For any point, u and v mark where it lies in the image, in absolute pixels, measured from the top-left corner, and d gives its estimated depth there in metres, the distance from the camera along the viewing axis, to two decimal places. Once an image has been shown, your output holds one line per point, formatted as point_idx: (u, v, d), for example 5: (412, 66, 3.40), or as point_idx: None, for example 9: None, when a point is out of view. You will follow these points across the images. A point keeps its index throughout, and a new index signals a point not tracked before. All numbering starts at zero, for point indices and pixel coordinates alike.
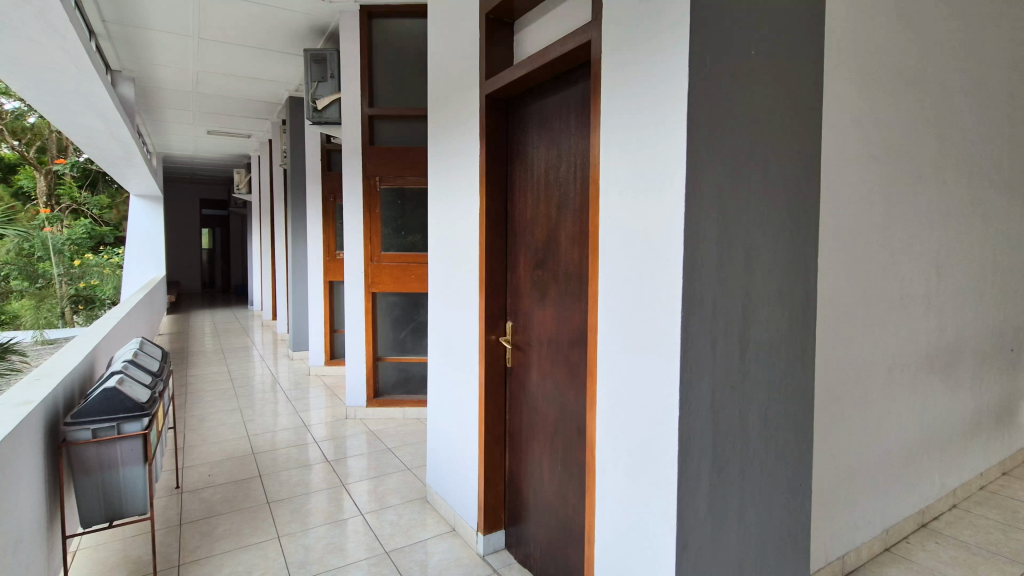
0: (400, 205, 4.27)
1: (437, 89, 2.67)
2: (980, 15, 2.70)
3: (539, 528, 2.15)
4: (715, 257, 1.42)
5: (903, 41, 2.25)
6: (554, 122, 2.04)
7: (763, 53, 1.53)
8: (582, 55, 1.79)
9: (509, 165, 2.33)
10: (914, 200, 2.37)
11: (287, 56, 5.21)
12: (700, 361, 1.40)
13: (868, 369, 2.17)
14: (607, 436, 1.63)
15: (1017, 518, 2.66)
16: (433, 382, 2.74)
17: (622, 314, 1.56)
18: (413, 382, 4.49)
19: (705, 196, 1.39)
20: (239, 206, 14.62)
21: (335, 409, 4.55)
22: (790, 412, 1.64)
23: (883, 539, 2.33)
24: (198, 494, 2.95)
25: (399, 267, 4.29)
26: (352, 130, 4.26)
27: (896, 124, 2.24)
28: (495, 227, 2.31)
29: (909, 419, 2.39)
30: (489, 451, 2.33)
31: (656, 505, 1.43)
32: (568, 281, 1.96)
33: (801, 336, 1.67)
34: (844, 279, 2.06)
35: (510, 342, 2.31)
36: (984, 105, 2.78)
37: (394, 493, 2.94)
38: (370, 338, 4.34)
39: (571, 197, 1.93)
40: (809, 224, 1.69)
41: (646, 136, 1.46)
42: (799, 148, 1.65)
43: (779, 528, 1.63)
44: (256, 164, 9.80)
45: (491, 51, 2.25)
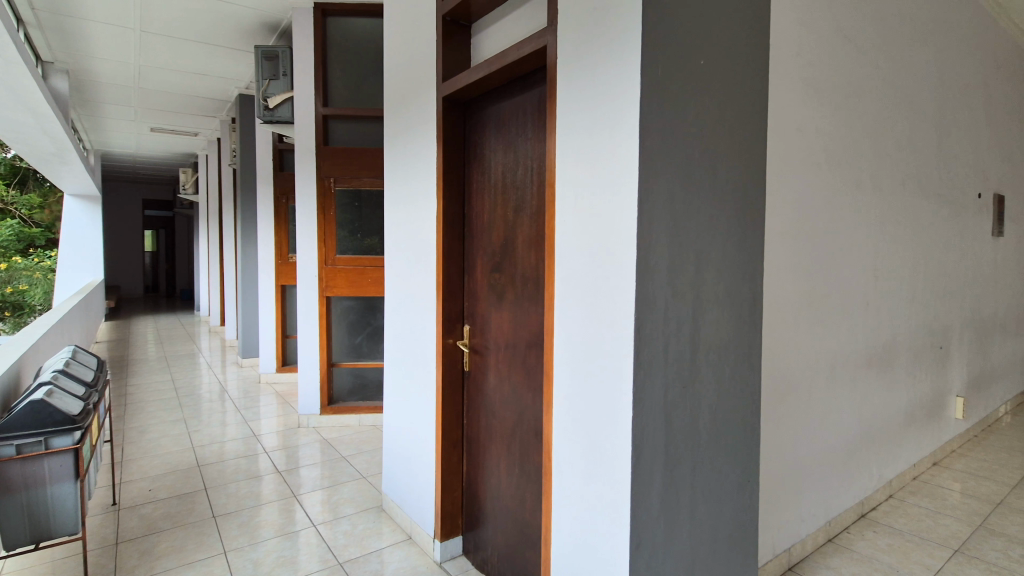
0: (357, 208, 4.21)
1: (394, 90, 2.64)
2: (911, 34, 2.89)
3: (496, 532, 2.14)
4: (667, 260, 1.46)
5: (842, 56, 2.38)
6: (511, 125, 2.05)
7: (713, 64, 1.59)
8: (539, 59, 1.80)
9: (466, 168, 2.31)
10: (853, 207, 2.50)
11: (238, 53, 5.04)
12: (654, 362, 1.43)
13: (811, 368, 2.28)
14: (563, 438, 1.63)
15: (946, 506, 2.84)
16: (390, 388, 2.69)
17: (578, 317, 1.57)
18: (369, 388, 4.40)
19: (658, 201, 1.42)
20: (185, 206, 13.98)
21: (287, 418, 4.39)
22: (739, 410, 1.70)
23: (826, 531, 2.43)
24: (137, 511, 2.79)
25: (354, 270, 4.20)
26: (305, 130, 4.16)
27: (836, 135, 2.37)
28: (452, 231, 2.29)
29: (850, 415, 2.51)
30: (446, 456, 2.30)
31: (610, 505, 1.45)
32: (526, 283, 1.96)
33: (748, 336, 1.73)
34: (789, 282, 2.15)
35: (467, 345, 2.29)
36: (915, 118, 2.97)
37: (348, 502, 2.87)
38: (325, 344, 4.22)
39: (528, 200, 1.94)
40: (755, 230, 1.76)
41: (600, 141, 1.48)
42: (746, 157, 1.71)
43: (728, 524, 1.68)
44: (204, 163, 9.41)
45: (448, 53, 2.24)
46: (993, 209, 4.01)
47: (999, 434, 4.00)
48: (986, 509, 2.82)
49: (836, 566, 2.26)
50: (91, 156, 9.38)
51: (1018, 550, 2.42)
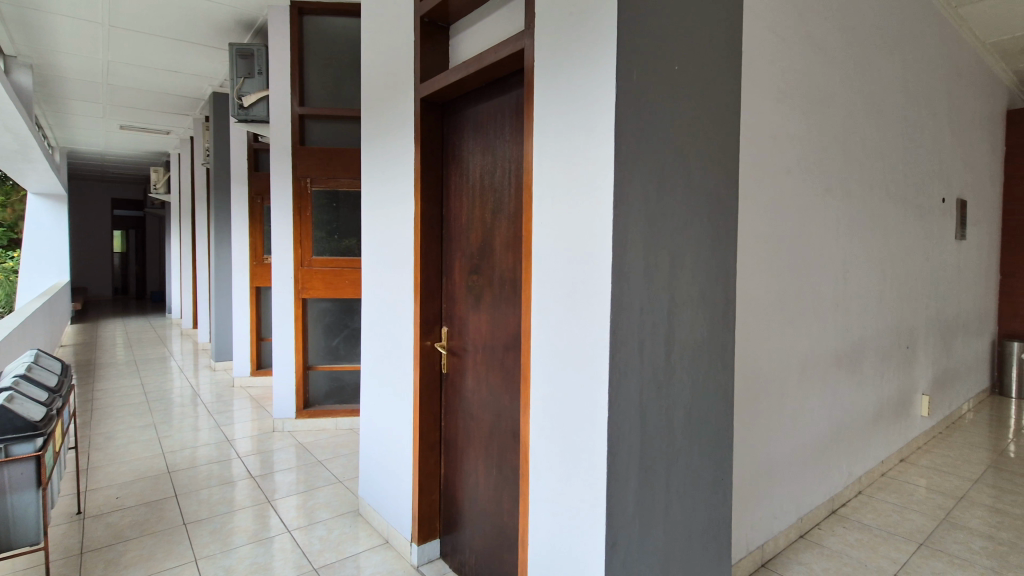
0: (335, 208, 4.15)
1: (371, 90, 2.62)
2: (879, 43, 2.99)
3: (474, 535, 2.13)
4: (642, 263, 1.48)
5: (812, 63, 2.44)
6: (489, 127, 2.05)
7: (688, 69, 1.61)
8: (516, 61, 1.81)
9: (445, 169, 2.31)
10: (823, 211, 2.57)
11: (212, 50, 4.94)
12: (629, 363, 1.45)
13: (783, 368, 2.33)
14: (540, 439, 1.64)
15: (912, 501, 2.93)
16: (367, 391, 2.66)
17: (555, 319, 1.58)
18: (346, 391, 4.35)
19: (633, 204, 1.44)
20: (156, 206, 13.63)
21: (262, 422, 4.31)
22: (713, 410, 1.73)
23: (798, 527, 2.48)
24: (104, 519, 2.70)
25: (331, 272, 4.15)
26: (281, 130, 4.11)
27: (807, 140, 2.43)
28: (430, 232, 2.28)
29: (820, 413, 2.58)
30: (423, 459, 2.28)
31: (586, 505, 1.46)
32: (504, 285, 1.96)
33: (722, 336, 1.76)
34: (762, 284, 2.20)
35: (445, 347, 2.28)
36: (882, 124, 3.06)
37: (324, 507, 2.83)
38: (301, 346, 4.15)
39: (506, 203, 1.95)
40: (728, 232, 1.79)
41: (577, 143, 1.50)
42: (719, 160, 1.75)
43: (703, 523, 1.70)
44: (176, 162, 9.20)
45: (426, 54, 2.23)
46: (956, 213, 4.16)
47: (962, 430, 4.15)
48: (950, 503, 2.92)
49: (808, 561, 2.31)
50: (57, 154, 9.09)
51: (979, 542, 2.51)
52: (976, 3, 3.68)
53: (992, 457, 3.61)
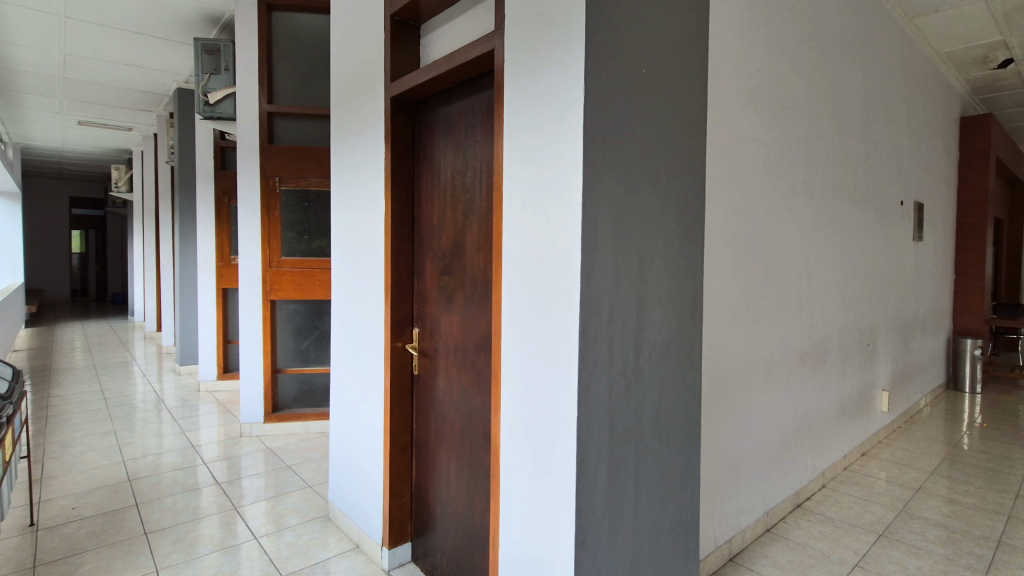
0: (304, 207, 4.10)
1: (340, 89, 2.58)
2: (840, 51, 3.08)
3: (446, 537, 2.12)
4: (611, 264, 1.49)
5: (776, 68, 2.51)
6: (459, 128, 2.05)
7: (655, 72, 1.64)
8: (487, 62, 1.81)
9: (416, 169, 2.29)
10: (787, 213, 2.64)
11: (176, 44, 4.80)
12: (598, 362, 1.46)
13: (750, 366, 2.39)
14: (511, 440, 1.63)
15: (873, 493, 3.03)
16: (337, 394, 2.61)
17: (525, 320, 1.58)
18: (317, 395, 4.28)
19: (602, 205, 1.45)
20: (118, 206, 13.16)
21: (229, 427, 4.21)
22: (681, 408, 1.76)
23: (765, 521, 2.55)
24: (59, 531, 2.59)
25: (301, 273, 4.08)
26: (248, 127, 4.00)
27: (772, 144, 2.49)
28: (401, 232, 2.26)
29: (785, 409, 2.65)
30: (395, 461, 2.26)
31: (556, 505, 1.46)
32: (475, 286, 1.96)
33: (689, 336, 1.79)
34: (728, 284, 2.24)
35: (417, 349, 2.26)
36: (844, 129, 3.16)
37: (293, 513, 2.77)
38: (269, 349, 4.06)
39: (477, 203, 1.94)
40: (695, 234, 1.83)
41: (546, 146, 1.50)
42: (687, 164, 1.78)
43: (671, 519, 1.73)
44: (139, 160, 8.92)
45: (396, 53, 2.21)
46: (913, 215, 4.33)
47: (920, 425, 4.31)
48: (908, 494, 3.03)
49: (774, 554, 2.37)
50: (10, 150, 8.70)
51: (934, 531, 2.62)
52: (931, 14, 3.84)
53: (947, 450, 3.76)
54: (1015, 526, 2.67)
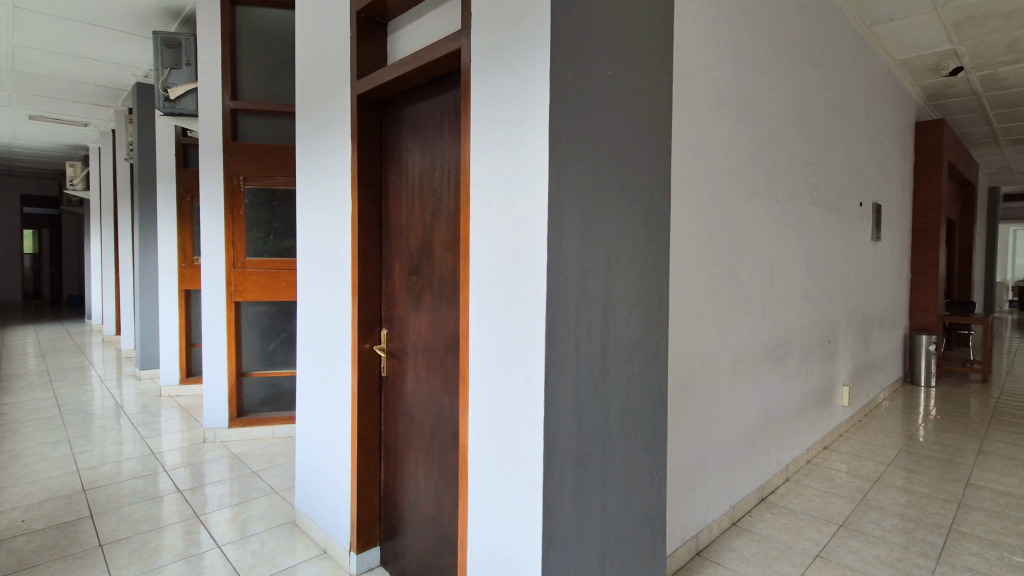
0: (270, 206, 4.01)
1: (305, 86, 2.54)
2: (801, 56, 3.17)
3: (415, 540, 2.10)
4: (578, 264, 1.50)
5: (740, 72, 2.56)
6: (427, 127, 2.03)
7: (620, 74, 1.65)
8: (454, 61, 1.80)
9: (384, 168, 2.26)
10: (751, 214, 2.70)
11: (133, 37, 4.63)
12: (565, 361, 1.47)
13: (715, 364, 2.43)
14: (479, 441, 1.63)
15: (833, 485, 3.13)
16: (303, 398, 2.56)
17: (492, 320, 1.58)
18: (284, 398, 4.19)
19: (568, 205, 1.46)
20: (73, 205, 12.62)
21: (192, 433, 4.08)
22: (647, 407, 1.78)
23: (730, 515, 2.60)
24: (6, 545, 2.47)
25: (266, 274, 3.99)
26: (210, 123, 3.89)
27: (736, 145, 2.55)
28: (369, 233, 2.22)
29: (750, 406, 2.71)
30: (363, 465, 2.23)
31: (523, 504, 1.46)
32: (443, 286, 1.94)
33: (656, 335, 1.82)
34: (694, 283, 2.28)
35: (385, 350, 2.24)
36: (805, 132, 3.25)
37: (259, 519, 2.71)
38: (233, 352, 3.95)
39: (445, 203, 1.93)
40: (661, 234, 1.85)
41: (512, 145, 1.50)
42: (652, 165, 1.81)
43: (638, 517, 1.75)
44: (96, 156, 8.58)
45: (363, 50, 2.17)
46: (872, 216, 4.48)
47: (878, 418, 4.47)
48: (867, 486, 3.13)
49: (739, 547, 2.43)
50: None
51: (891, 520, 2.71)
52: (887, 23, 3.98)
53: (903, 442, 3.91)
54: (965, 514, 2.79)
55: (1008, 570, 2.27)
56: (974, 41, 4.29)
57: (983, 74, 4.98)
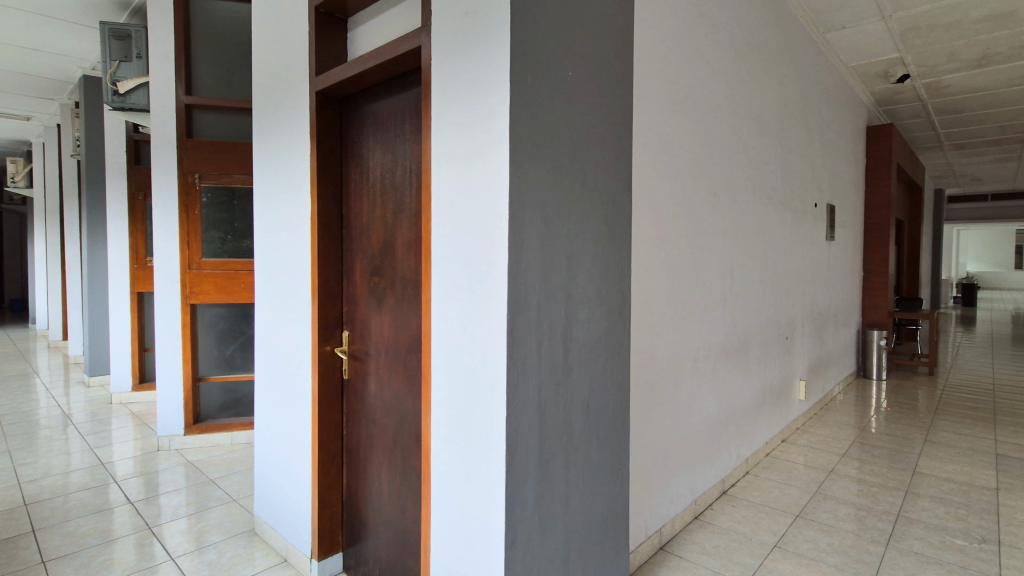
0: (230, 205, 3.90)
1: (262, 82, 2.46)
2: (758, 61, 3.26)
3: (379, 544, 2.07)
4: (539, 263, 1.50)
5: (699, 76, 2.62)
6: (388, 125, 2.00)
7: (581, 75, 1.66)
8: (415, 59, 1.78)
9: (344, 167, 2.22)
10: (711, 214, 2.76)
11: (79, 27, 4.42)
12: (526, 361, 1.47)
13: (677, 361, 2.48)
14: (441, 443, 1.61)
15: (791, 477, 3.24)
16: (262, 402, 2.49)
17: (454, 320, 1.56)
18: (243, 403, 4.07)
19: (529, 205, 1.46)
20: (17, 203, 11.96)
21: (146, 441, 3.92)
22: (610, 405, 1.80)
23: (693, 509, 2.66)
24: None
25: (223, 275, 3.87)
26: (163, 119, 3.74)
27: (696, 147, 2.61)
28: (329, 233, 2.18)
29: (711, 401, 2.78)
30: (324, 470, 2.18)
31: (485, 505, 1.45)
32: (405, 287, 1.92)
33: (618, 333, 1.84)
34: (656, 282, 2.32)
35: (347, 352, 2.20)
36: (763, 135, 3.35)
37: (216, 529, 2.62)
38: (189, 356, 3.82)
39: (407, 202, 1.90)
40: (622, 233, 1.88)
41: (473, 146, 1.49)
42: (613, 166, 1.83)
43: (601, 513, 1.77)
44: (41, 153, 8.16)
45: (322, 45, 2.12)
46: (826, 217, 4.65)
47: (833, 411, 4.64)
48: (822, 476, 3.25)
49: (700, 540, 2.48)
50: None
51: (845, 509, 2.82)
52: (839, 30, 4.13)
53: (856, 433, 4.07)
54: (912, 500, 2.93)
55: (950, 553, 2.39)
56: (919, 50, 4.50)
57: (928, 81, 5.24)
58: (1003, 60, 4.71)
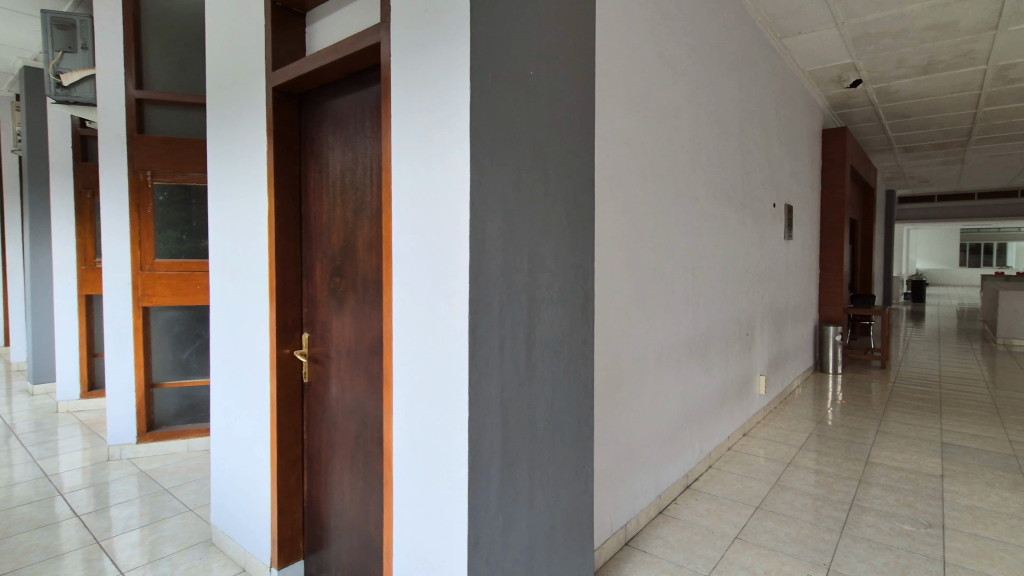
0: (187, 203, 3.76)
1: (216, 76, 2.38)
2: (719, 64, 3.34)
3: (341, 551, 2.03)
4: (501, 263, 1.50)
5: (661, 78, 2.66)
6: (347, 123, 1.96)
7: (542, 75, 1.67)
8: (374, 55, 1.75)
9: (303, 165, 2.16)
10: (674, 214, 2.81)
11: (17, 15, 4.18)
12: (489, 361, 1.46)
13: (641, 358, 2.52)
14: (403, 446, 1.58)
15: (752, 469, 3.33)
16: (218, 407, 2.41)
17: (416, 321, 1.54)
18: (200, 409, 3.93)
19: (491, 205, 1.45)
20: None
21: (95, 451, 3.74)
22: (574, 403, 1.81)
23: (658, 504, 2.70)
24: None
25: (178, 276, 3.73)
26: (111, 113, 3.58)
27: (658, 148, 2.65)
28: (287, 232, 2.12)
29: (674, 398, 2.83)
30: (283, 476, 2.12)
31: (448, 508, 1.44)
32: (367, 287, 1.88)
33: (581, 332, 1.85)
34: (619, 281, 2.35)
35: (307, 355, 2.14)
36: (723, 136, 3.43)
37: (170, 541, 2.52)
38: (141, 361, 3.66)
39: (368, 202, 1.87)
40: (585, 232, 1.88)
41: (433, 145, 1.47)
42: (576, 166, 1.84)
43: (566, 511, 1.78)
44: None
45: (278, 40, 2.06)
46: (784, 217, 4.79)
47: (792, 405, 4.79)
48: (781, 468, 3.35)
49: (665, 535, 2.52)
50: None
51: (802, 499, 2.91)
52: (795, 36, 4.27)
53: (813, 426, 4.22)
54: (865, 489, 3.04)
55: (899, 538, 2.50)
56: (870, 57, 4.68)
57: (878, 87, 5.46)
58: (947, 68, 4.94)
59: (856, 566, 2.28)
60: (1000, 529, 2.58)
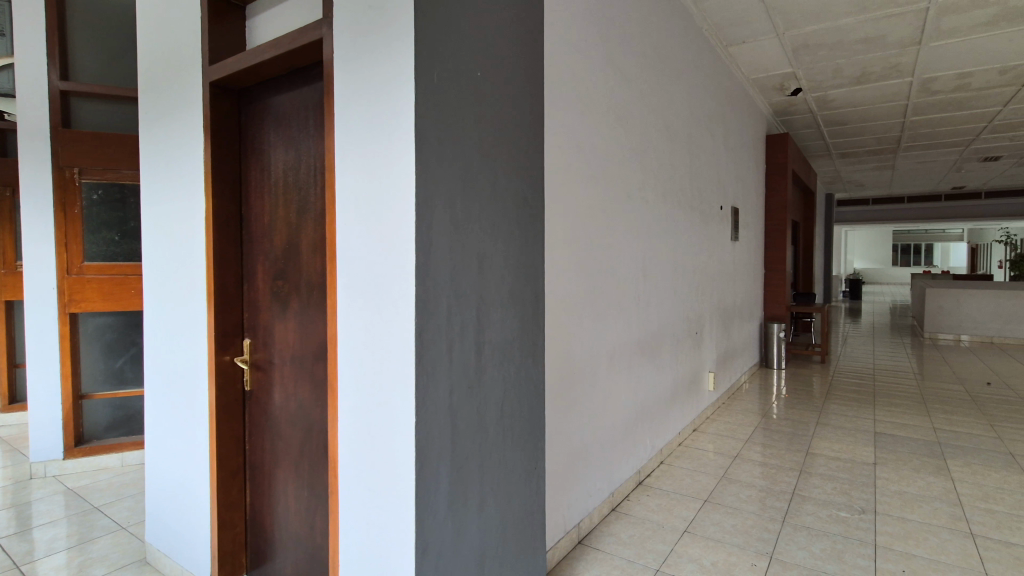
0: (122, 203, 3.54)
1: (148, 68, 2.25)
2: (667, 69, 3.42)
3: (286, 564, 1.96)
4: (448, 265, 1.48)
5: (610, 80, 2.70)
6: (290, 121, 1.89)
7: (490, 77, 1.66)
8: (317, 52, 1.70)
9: (243, 164, 2.08)
10: (623, 215, 2.87)
11: None
12: (437, 366, 1.44)
13: (593, 358, 2.55)
14: (348, 455, 1.54)
15: (701, 464, 3.43)
16: (152, 419, 2.28)
17: (361, 325, 1.50)
18: (136, 421, 3.69)
19: (437, 207, 1.43)
20: None
21: (16, 469, 3.48)
22: (524, 405, 1.81)
23: (610, 501, 2.74)
24: None
25: (109, 280, 3.52)
26: (34, 106, 3.34)
27: (608, 150, 2.69)
28: (226, 234, 2.03)
29: (626, 396, 2.88)
30: (223, 489, 2.03)
31: (394, 516, 1.41)
32: (311, 291, 1.82)
33: (532, 333, 1.86)
34: (571, 282, 2.37)
35: (248, 362, 2.06)
36: (672, 140, 3.53)
37: (99, 562, 2.36)
38: (68, 371, 3.44)
39: (312, 203, 1.81)
40: (534, 234, 1.89)
41: (377, 145, 1.44)
42: (525, 168, 1.83)
43: (517, 513, 1.77)
44: None
45: (216, 34, 1.97)
46: (730, 219, 4.97)
47: (739, 400, 4.97)
48: (728, 462, 3.46)
49: (617, 531, 2.56)
50: None
51: (747, 491, 3.02)
52: (740, 44, 4.43)
53: (760, 420, 4.38)
54: (805, 479, 3.18)
55: (836, 525, 2.63)
56: (809, 66, 4.92)
57: (817, 95, 5.75)
58: (878, 79, 5.25)
59: (797, 553, 2.38)
60: (925, 512, 2.75)
